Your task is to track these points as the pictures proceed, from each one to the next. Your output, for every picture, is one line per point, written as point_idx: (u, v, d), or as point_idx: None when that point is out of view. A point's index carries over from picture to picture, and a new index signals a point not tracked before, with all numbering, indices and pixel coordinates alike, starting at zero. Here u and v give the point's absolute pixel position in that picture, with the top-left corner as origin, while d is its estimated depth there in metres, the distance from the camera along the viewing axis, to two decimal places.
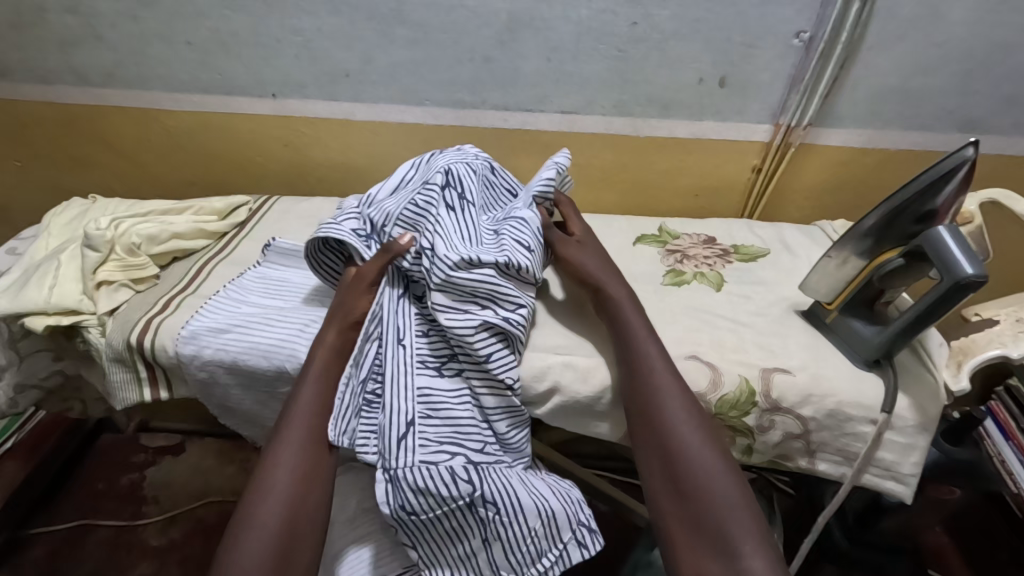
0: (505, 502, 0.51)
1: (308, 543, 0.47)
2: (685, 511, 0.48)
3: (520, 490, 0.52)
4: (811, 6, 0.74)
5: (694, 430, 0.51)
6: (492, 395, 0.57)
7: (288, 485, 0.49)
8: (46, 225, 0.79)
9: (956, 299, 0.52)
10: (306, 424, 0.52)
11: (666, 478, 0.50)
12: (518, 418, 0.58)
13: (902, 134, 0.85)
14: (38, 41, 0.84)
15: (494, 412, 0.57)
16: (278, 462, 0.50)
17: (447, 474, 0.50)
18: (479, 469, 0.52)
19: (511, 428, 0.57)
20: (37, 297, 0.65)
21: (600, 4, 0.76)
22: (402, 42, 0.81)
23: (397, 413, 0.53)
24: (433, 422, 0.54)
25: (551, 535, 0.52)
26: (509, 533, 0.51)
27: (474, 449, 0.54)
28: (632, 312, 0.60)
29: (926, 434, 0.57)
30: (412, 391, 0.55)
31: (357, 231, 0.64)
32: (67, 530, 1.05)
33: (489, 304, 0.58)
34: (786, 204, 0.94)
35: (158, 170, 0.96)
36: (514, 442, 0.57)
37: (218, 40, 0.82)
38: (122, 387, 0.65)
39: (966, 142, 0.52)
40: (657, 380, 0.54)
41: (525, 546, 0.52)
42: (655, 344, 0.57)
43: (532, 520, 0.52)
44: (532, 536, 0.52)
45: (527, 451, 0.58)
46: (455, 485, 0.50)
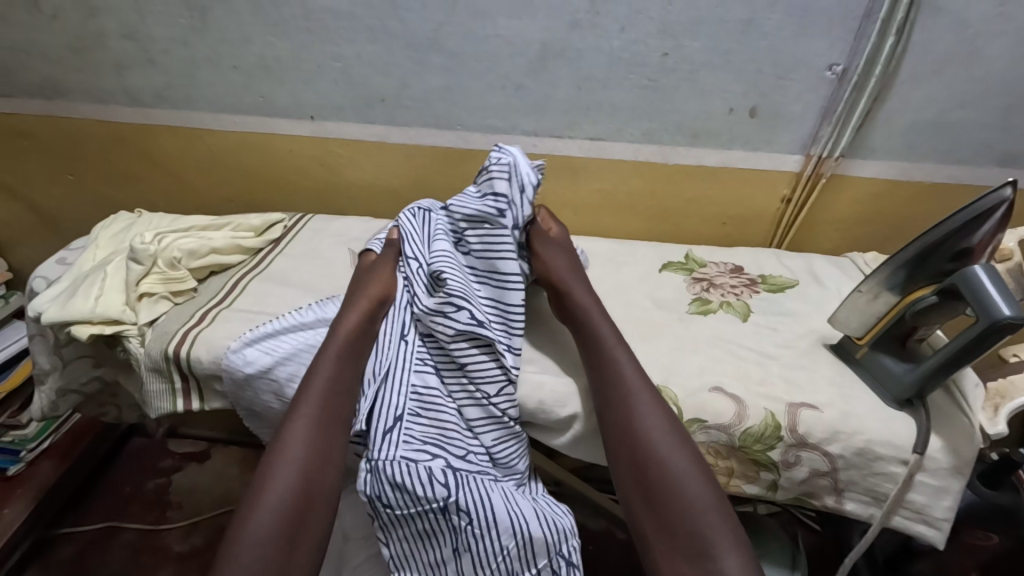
0: (480, 515, 0.51)
1: (320, 530, 0.48)
2: (659, 514, 0.49)
3: (498, 502, 0.52)
4: (845, 39, 0.74)
5: (671, 442, 0.51)
6: (473, 405, 0.58)
7: (307, 463, 0.50)
8: (94, 237, 0.83)
9: (991, 341, 0.51)
10: (327, 404, 0.54)
11: (637, 481, 0.51)
12: (507, 432, 0.58)
13: (936, 168, 0.84)
14: (96, 63, 0.89)
15: (478, 422, 0.58)
16: (302, 440, 0.51)
17: (425, 473, 0.51)
18: (457, 475, 0.52)
19: (499, 442, 0.58)
20: (84, 306, 0.68)
21: (632, 35, 0.77)
22: (437, 69, 0.83)
23: (387, 407, 0.55)
24: (420, 422, 0.55)
25: (524, 559, 0.52)
26: (480, 546, 0.51)
27: (455, 455, 0.55)
28: (599, 319, 0.61)
29: (960, 477, 0.56)
30: (404, 388, 0.57)
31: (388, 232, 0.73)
32: (94, 532, 1.08)
33: (466, 305, 0.58)
34: (816, 235, 0.93)
35: (201, 187, 1.00)
36: (503, 458, 0.58)
37: (262, 65, 0.86)
38: (158, 396, 0.68)
39: (1005, 181, 0.52)
40: (626, 383, 0.55)
41: (495, 564, 0.51)
42: (624, 351, 0.57)
43: (506, 539, 0.51)
44: (504, 554, 0.51)
45: (518, 468, 0.59)
46: (432, 486, 0.51)
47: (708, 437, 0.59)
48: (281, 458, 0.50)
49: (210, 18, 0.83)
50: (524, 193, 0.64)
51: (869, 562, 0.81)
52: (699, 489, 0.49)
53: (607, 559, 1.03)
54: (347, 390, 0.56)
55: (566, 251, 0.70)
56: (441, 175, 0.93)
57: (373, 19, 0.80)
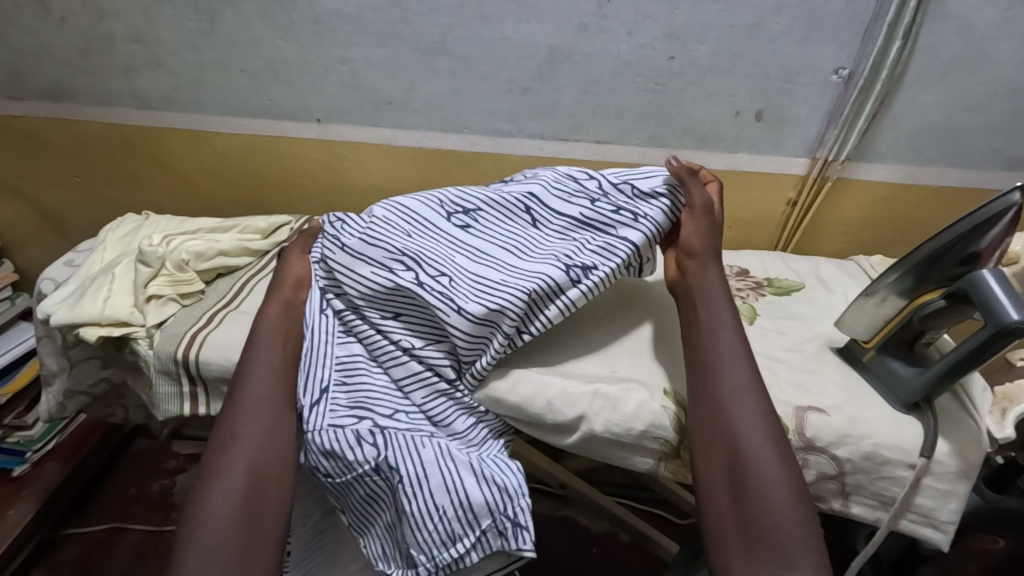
0: (409, 472, 0.51)
1: (275, 502, 0.50)
2: (739, 506, 0.47)
3: (428, 457, 0.52)
4: (852, 43, 0.74)
5: (766, 442, 0.49)
6: (401, 365, 0.59)
7: (251, 441, 0.52)
8: (102, 238, 0.83)
9: (1000, 344, 0.51)
10: (265, 386, 0.56)
11: (726, 469, 0.49)
12: (436, 390, 0.59)
13: (943, 171, 0.84)
14: (105, 66, 0.90)
15: (405, 382, 0.59)
16: (244, 417, 0.54)
17: (353, 436, 0.53)
18: (386, 434, 0.54)
19: (429, 400, 0.59)
20: (93, 309, 0.69)
21: (639, 39, 0.77)
22: (444, 72, 0.84)
23: (313, 380, 0.58)
24: (346, 390, 0.57)
25: (465, 519, 0.51)
26: (415, 506, 0.51)
27: (383, 414, 0.56)
28: (721, 302, 0.58)
29: (967, 481, 0.56)
30: (330, 360, 0.59)
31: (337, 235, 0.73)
32: (99, 533, 1.08)
33: (412, 266, 0.59)
34: (822, 238, 0.93)
35: (207, 189, 1.01)
36: (441, 416, 0.58)
37: (270, 69, 0.86)
38: (166, 398, 0.68)
39: (1014, 186, 0.53)
40: (731, 373, 0.53)
41: (433, 526, 0.51)
42: (734, 338, 0.56)
43: (440, 497, 0.51)
44: (440, 514, 0.51)
45: (460, 426, 0.58)
46: (360, 448, 0.52)
47: None
48: (228, 436, 0.52)
49: (218, 21, 0.83)
50: (576, 179, 0.67)
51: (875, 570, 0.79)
52: (783, 497, 0.46)
53: (611, 561, 1.03)
54: (283, 367, 0.58)
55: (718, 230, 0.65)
56: (447, 178, 0.93)
57: (381, 23, 0.80)
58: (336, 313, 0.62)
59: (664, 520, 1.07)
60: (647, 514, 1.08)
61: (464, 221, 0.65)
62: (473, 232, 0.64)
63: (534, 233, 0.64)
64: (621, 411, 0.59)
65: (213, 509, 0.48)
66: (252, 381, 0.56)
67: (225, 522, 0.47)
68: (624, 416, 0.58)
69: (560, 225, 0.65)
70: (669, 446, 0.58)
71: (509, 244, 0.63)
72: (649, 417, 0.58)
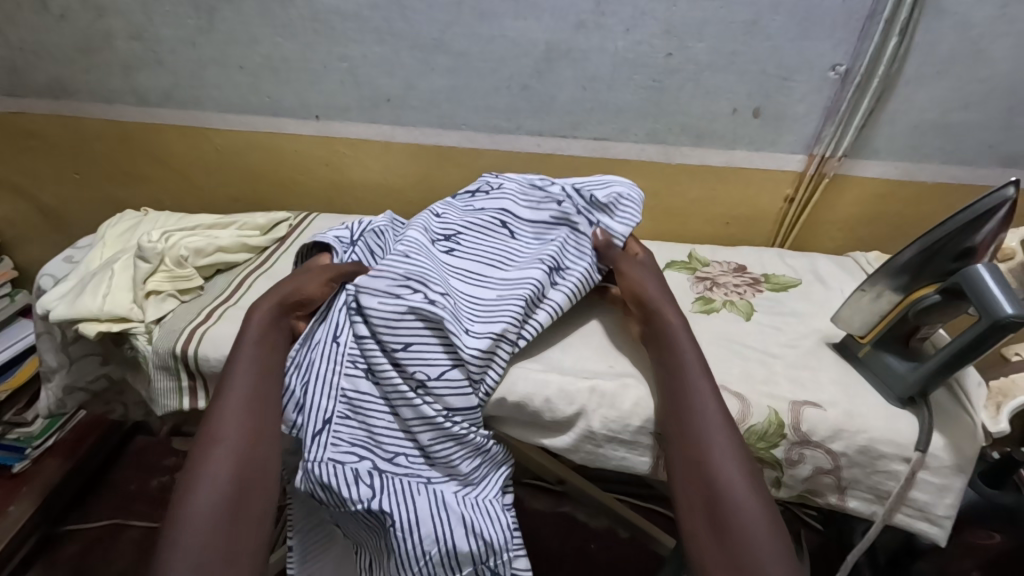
0: (402, 518, 0.52)
1: (258, 505, 0.50)
2: (722, 542, 0.46)
3: (421, 504, 0.53)
4: (849, 40, 0.75)
5: (747, 483, 0.49)
6: (408, 406, 0.56)
7: (236, 440, 0.52)
8: (101, 235, 0.83)
9: (994, 339, 0.52)
10: (252, 383, 0.56)
11: (707, 507, 0.49)
12: (445, 433, 0.56)
13: (939, 169, 0.84)
14: (103, 64, 0.90)
15: (413, 423, 0.56)
16: (230, 417, 0.53)
17: (351, 474, 0.53)
18: (383, 477, 0.54)
19: (438, 442, 0.56)
20: (92, 304, 0.69)
21: (637, 36, 0.77)
22: (442, 69, 0.84)
23: (317, 411, 0.56)
24: (350, 424, 0.56)
25: (447, 566, 0.52)
26: (402, 549, 0.52)
27: (384, 457, 0.56)
28: (687, 343, 0.58)
29: (962, 475, 0.56)
30: (335, 391, 0.57)
31: (340, 238, 0.72)
32: (99, 529, 1.08)
33: (420, 287, 0.59)
34: (819, 235, 0.93)
35: (206, 186, 1.01)
36: (441, 456, 0.56)
37: (269, 66, 0.87)
38: (166, 394, 0.68)
39: (1008, 181, 0.53)
40: (707, 416, 0.53)
41: (418, 568, 0.52)
42: (707, 384, 0.55)
43: (428, 544, 0.52)
44: (425, 559, 0.52)
45: (462, 468, 0.57)
46: (357, 487, 0.53)
47: None
48: (213, 440, 0.52)
49: (217, 18, 0.83)
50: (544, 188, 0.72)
51: (870, 563, 0.80)
52: (768, 537, 0.46)
53: (610, 557, 1.04)
54: (272, 367, 0.59)
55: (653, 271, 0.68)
56: (445, 175, 0.94)
57: (379, 20, 0.80)
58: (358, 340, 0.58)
59: (663, 517, 1.08)
60: (645, 511, 1.09)
61: (448, 246, 0.67)
62: (459, 255, 0.66)
63: (514, 244, 0.69)
64: (618, 407, 0.59)
65: (196, 506, 0.47)
66: (236, 380, 0.56)
67: (207, 522, 0.47)
68: (622, 412, 0.59)
69: (535, 228, 0.71)
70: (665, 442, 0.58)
71: (494, 258, 0.67)
72: (646, 412, 0.58)
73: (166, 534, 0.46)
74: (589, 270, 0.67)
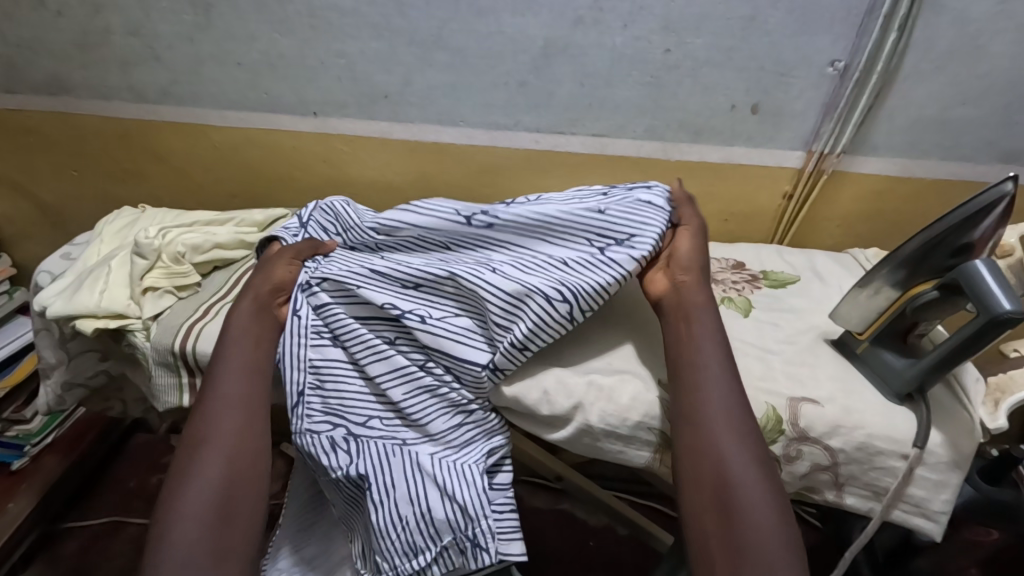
0: (378, 481, 0.55)
1: (250, 501, 0.50)
2: (721, 520, 0.47)
3: (396, 466, 0.56)
4: (847, 36, 0.74)
5: (750, 466, 0.48)
6: (377, 361, 0.59)
7: (225, 440, 0.52)
8: (99, 231, 0.83)
9: (991, 334, 0.52)
10: (241, 383, 0.56)
11: (715, 487, 0.48)
12: (418, 386, 0.59)
13: (938, 165, 0.84)
14: (100, 60, 0.90)
15: (384, 378, 0.59)
16: (218, 414, 0.54)
17: (327, 442, 0.57)
18: (358, 441, 0.57)
19: (411, 397, 0.59)
20: (90, 300, 0.69)
21: (635, 32, 0.77)
22: (440, 65, 0.83)
23: (290, 384, 0.59)
24: (322, 394, 0.59)
25: (426, 533, 0.54)
26: (379, 516, 0.54)
27: (357, 421, 0.59)
28: (708, 320, 0.57)
29: (960, 472, 0.56)
30: (303, 363, 0.60)
31: (289, 227, 0.72)
32: (99, 526, 1.08)
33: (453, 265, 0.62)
34: (817, 231, 0.93)
35: (204, 183, 1.01)
36: (416, 415, 0.58)
37: (267, 62, 0.86)
38: (164, 390, 0.68)
39: (1006, 176, 0.53)
40: (718, 394, 0.52)
41: (396, 535, 0.54)
42: (722, 362, 0.54)
43: (403, 508, 0.54)
44: (403, 524, 0.54)
45: (440, 429, 0.58)
46: (334, 454, 0.57)
47: None
48: (202, 436, 0.52)
49: (213, 15, 0.83)
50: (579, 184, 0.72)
51: (868, 559, 0.79)
52: (772, 523, 0.46)
53: (609, 553, 1.04)
54: (259, 365, 0.58)
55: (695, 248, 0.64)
56: (443, 172, 0.94)
57: (377, 16, 0.80)
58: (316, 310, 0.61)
59: (662, 515, 1.08)
60: (644, 509, 1.09)
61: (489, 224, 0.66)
62: (499, 228, 0.64)
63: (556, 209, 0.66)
64: (615, 402, 0.59)
65: (185, 506, 0.48)
66: (224, 378, 0.56)
67: (199, 514, 0.48)
68: (619, 408, 0.59)
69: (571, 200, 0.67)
70: (663, 435, 0.58)
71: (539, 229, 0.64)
72: (644, 407, 0.58)
73: (155, 530, 0.47)
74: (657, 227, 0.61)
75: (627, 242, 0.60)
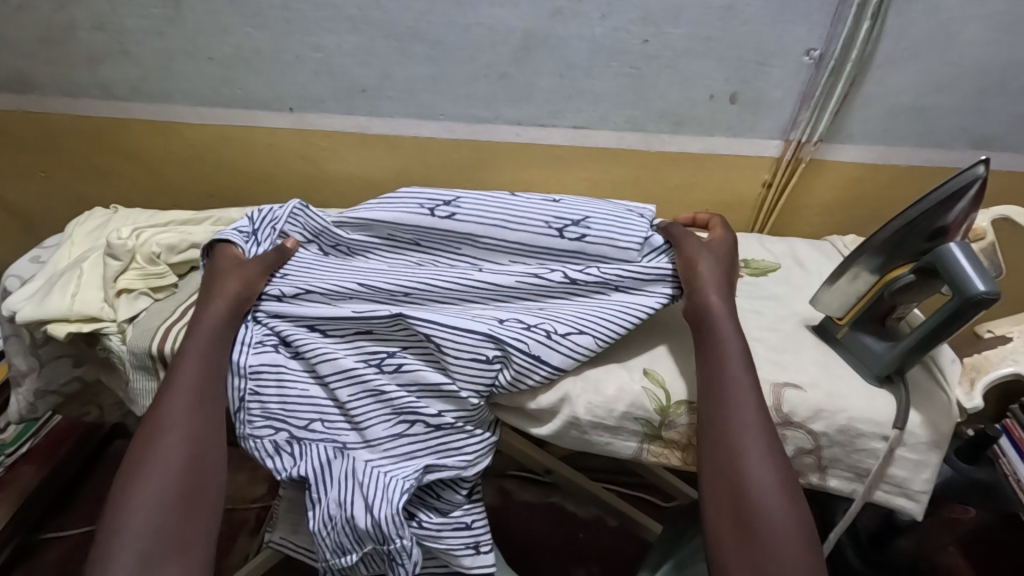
0: (316, 482, 0.57)
1: (211, 492, 0.52)
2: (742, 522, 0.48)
3: (334, 469, 0.57)
4: (822, 25, 0.75)
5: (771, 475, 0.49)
6: (326, 362, 0.60)
7: (182, 444, 0.53)
8: (70, 233, 0.81)
9: (967, 316, 0.53)
10: (197, 379, 0.57)
11: (736, 494, 0.49)
12: (362, 388, 0.59)
13: (912, 152, 0.86)
14: (67, 56, 0.87)
15: (332, 379, 0.60)
16: (175, 416, 0.54)
17: (270, 446, 0.59)
18: (302, 445, 0.59)
19: (356, 399, 0.59)
20: (61, 304, 0.68)
21: (615, 23, 0.77)
22: (419, 58, 0.82)
23: (230, 391, 0.60)
24: (265, 399, 0.60)
25: (353, 537, 0.55)
26: (313, 515, 0.56)
27: (299, 425, 0.60)
28: (730, 333, 0.57)
29: (939, 451, 0.57)
30: (244, 369, 0.60)
31: (240, 229, 0.71)
32: (79, 536, 1.06)
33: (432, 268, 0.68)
34: (796, 219, 0.94)
35: (178, 182, 0.99)
36: (360, 419, 0.59)
37: (241, 57, 0.85)
38: (143, 394, 0.67)
39: (978, 160, 0.54)
40: (744, 409, 0.52)
41: (327, 533, 0.56)
42: (748, 378, 0.54)
43: (332, 509, 0.55)
44: (331, 525, 0.55)
45: (382, 433, 0.59)
46: (278, 457, 0.59)
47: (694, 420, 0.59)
48: (157, 437, 0.53)
49: (184, 8, 0.81)
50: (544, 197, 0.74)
51: (853, 541, 0.81)
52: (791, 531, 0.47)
53: (597, 545, 1.05)
54: (219, 367, 0.59)
55: (720, 254, 0.63)
56: (425, 166, 0.93)
57: (353, 9, 0.79)
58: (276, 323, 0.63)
59: (647, 501, 1.09)
60: (630, 497, 1.10)
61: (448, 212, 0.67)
62: (460, 219, 0.66)
63: (515, 200, 0.68)
64: (603, 393, 0.59)
65: (137, 506, 0.49)
66: (184, 378, 0.57)
67: (147, 518, 0.48)
68: (605, 398, 0.59)
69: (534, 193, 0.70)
70: (650, 426, 0.59)
71: (498, 219, 0.66)
72: (629, 399, 0.59)
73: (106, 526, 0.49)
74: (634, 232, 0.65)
75: (582, 224, 0.65)
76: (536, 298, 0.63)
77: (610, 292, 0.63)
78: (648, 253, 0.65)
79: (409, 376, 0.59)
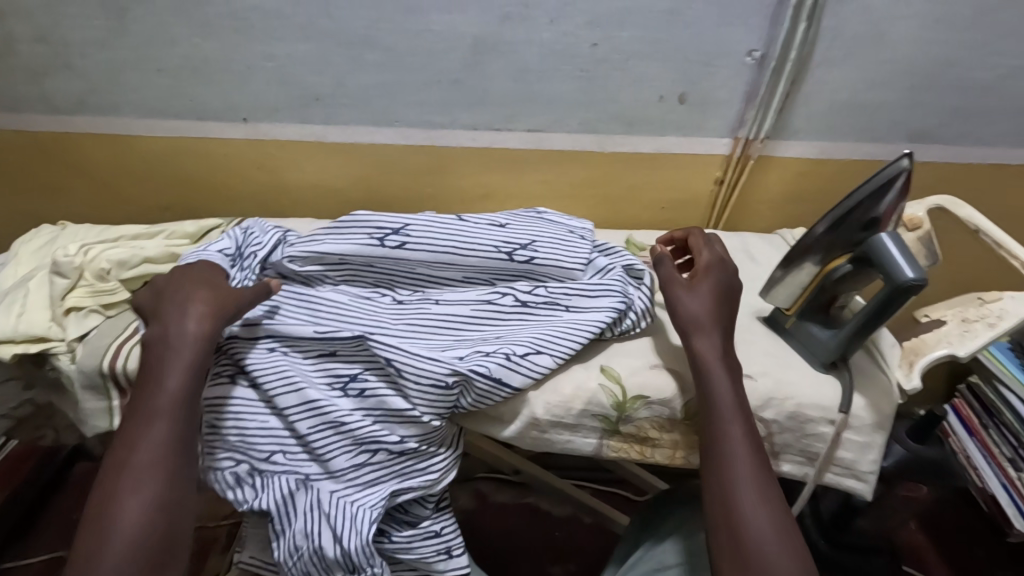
0: (280, 513, 0.56)
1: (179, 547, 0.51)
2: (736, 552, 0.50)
3: (298, 501, 0.56)
4: (761, 26, 0.78)
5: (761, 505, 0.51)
6: (289, 393, 0.58)
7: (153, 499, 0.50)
8: (16, 251, 0.79)
9: (899, 302, 0.56)
10: (169, 422, 0.53)
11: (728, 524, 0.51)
12: (324, 420, 0.58)
13: (854, 146, 0.89)
14: (7, 70, 0.84)
15: (292, 410, 0.58)
16: (146, 464, 0.51)
17: (232, 478, 0.58)
18: (263, 476, 0.58)
19: (316, 431, 0.58)
20: (6, 325, 0.66)
21: (563, 27, 0.78)
22: (372, 65, 0.83)
23: None
24: (224, 432, 0.59)
25: (321, 565, 0.55)
26: (279, 543, 0.56)
27: (260, 457, 0.59)
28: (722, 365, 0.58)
29: (882, 432, 0.60)
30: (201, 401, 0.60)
31: (225, 251, 0.67)
32: (41, 564, 1.04)
33: (388, 292, 0.68)
34: (749, 214, 0.97)
35: (131, 196, 0.97)
36: (322, 451, 0.58)
37: (189, 68, 0.83)
38: (94, 415, 0.66)
39: (902, 153, 0.57)
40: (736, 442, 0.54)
41: (293, 563, 0.55)
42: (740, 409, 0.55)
43: (299, 538, 0.55)
44: (298, 555, 0.55)
45: (347, 463, 0.58)
46: (240, 488, 0.58)
47: (650, 412, 0.62)
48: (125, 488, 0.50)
49: (128, 19, 0.79)
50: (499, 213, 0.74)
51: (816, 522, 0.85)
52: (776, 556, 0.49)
53: (573, 542, 1.06)
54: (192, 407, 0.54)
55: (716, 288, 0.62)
56: (384, 173, 0.93)
57: (303, 17, 0.79)
58: (231, 353, 0.62)
59: (620, 496, 1.11)
60: (603, 493, 1.11)
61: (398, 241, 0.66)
62: (412, 247, 0.66)
63: (465, 225, 0.68)
64: (563, 392, 0.61)
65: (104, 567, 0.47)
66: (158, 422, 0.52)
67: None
68: (563, 397, 0.61)
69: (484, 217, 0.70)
70: (608, 422, 0.61)
71: (448, 248, 0.66)
72: (586, 397, 0.61)
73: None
74: (574, 259, 0.68)
75: (530, 248, 0.67)
76: (491, 322, 0.65)
77: (561, 311, 0.66)
78: (591, 274, 0.69)
79: (373, 402, 0.59)
